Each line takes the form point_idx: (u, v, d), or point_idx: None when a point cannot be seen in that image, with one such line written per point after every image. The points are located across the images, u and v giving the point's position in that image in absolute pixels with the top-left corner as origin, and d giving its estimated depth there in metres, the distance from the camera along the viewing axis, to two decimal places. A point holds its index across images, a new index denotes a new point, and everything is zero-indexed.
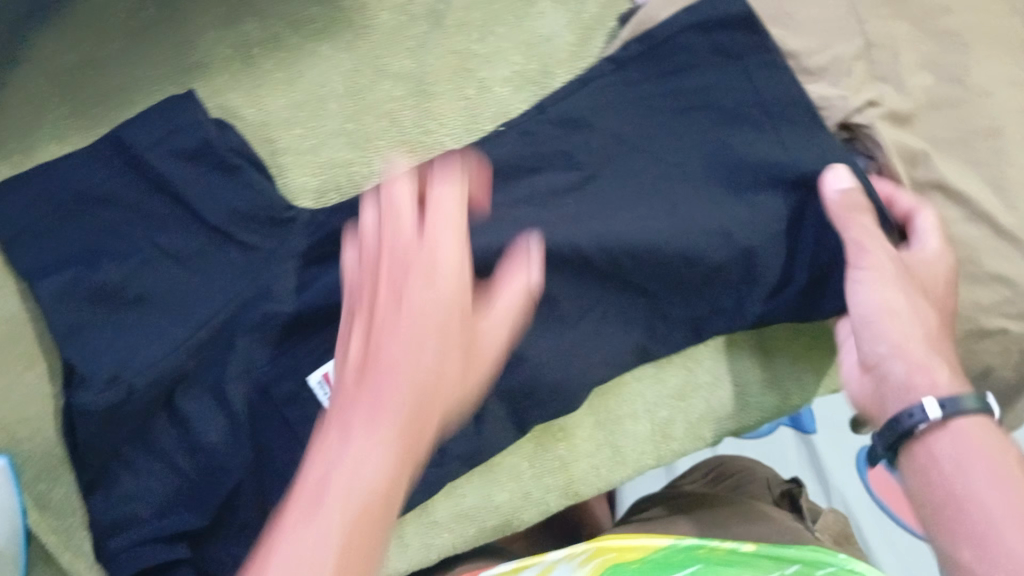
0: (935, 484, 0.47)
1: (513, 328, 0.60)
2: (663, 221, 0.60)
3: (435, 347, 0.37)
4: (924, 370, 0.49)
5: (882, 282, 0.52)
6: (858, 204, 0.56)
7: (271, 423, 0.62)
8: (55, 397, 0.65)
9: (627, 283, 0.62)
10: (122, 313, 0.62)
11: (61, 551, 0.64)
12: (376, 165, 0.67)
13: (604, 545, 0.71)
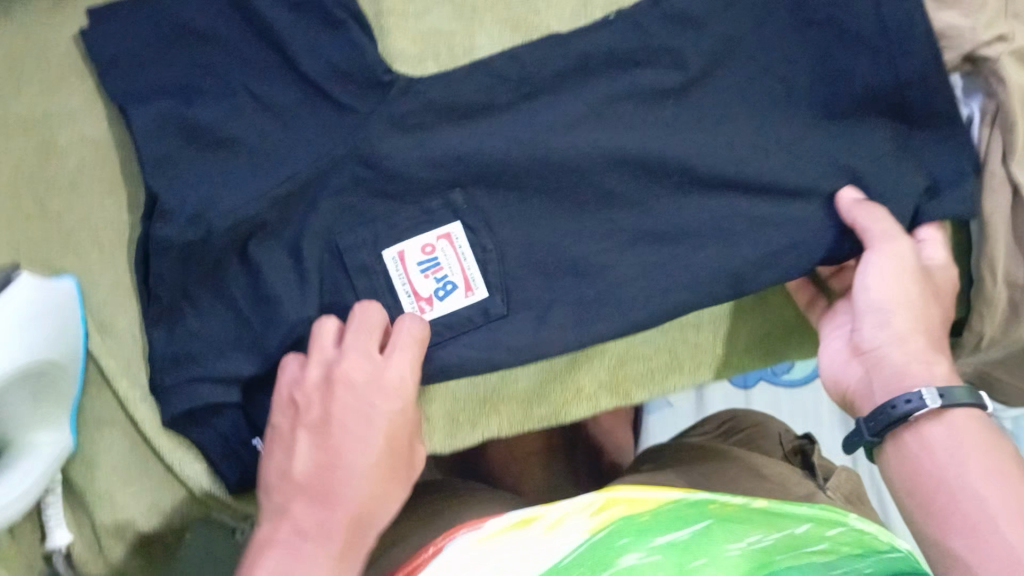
0: (927, 465, 0.51)
1: (584, 236, 0.64)
2: (754, 147, 0.62)
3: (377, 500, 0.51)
4: (925, 366, 0.53)
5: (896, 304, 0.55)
6: (873, 208, 0.58)
7: (342, 287, 0.64)
8: (130, 226, 0.65)
9: (709, 194, 0.63)
10: (210, 155, 0.63)
11: (119, 380, 0.64)
12: (478, 39, 0.65)
13: (618, 491, 0.50)
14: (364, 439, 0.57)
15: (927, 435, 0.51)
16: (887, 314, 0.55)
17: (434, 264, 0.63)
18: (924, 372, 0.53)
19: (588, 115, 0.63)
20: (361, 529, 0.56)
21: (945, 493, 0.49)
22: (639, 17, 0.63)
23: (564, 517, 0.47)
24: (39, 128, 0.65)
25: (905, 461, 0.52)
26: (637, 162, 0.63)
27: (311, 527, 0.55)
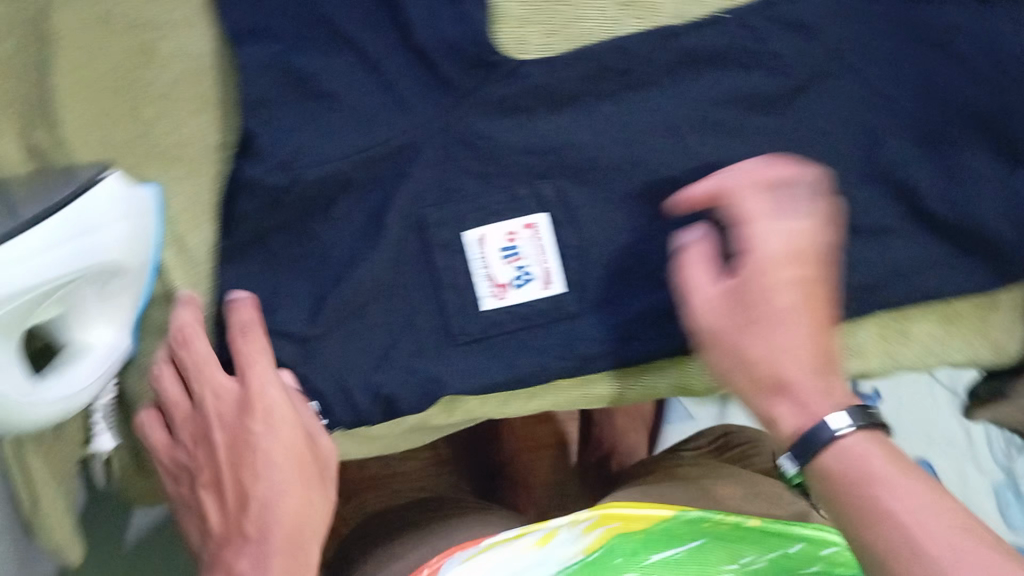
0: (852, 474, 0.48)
1: (663, 239, 0.65)
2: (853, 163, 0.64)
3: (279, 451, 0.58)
4: (820, 379, 0.55)
5: (796, 326, 0.56)
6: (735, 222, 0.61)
7: (420, 257, 0.65)
8: (220, 146, 0.66)
9: None
10: (308, 104, 0.63)
11: (184, 299, 0.65)
12: (586, 11, 0.64)
13: (615, 507, 0.62)
14: (270, 446, 0.58)
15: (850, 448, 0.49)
16: (716, 360, 0.59)
17: (516, 253, 0.65)
18: (787, 394, 0.55)
19: (691, 116, 0.64)
20: (303, 535, 0.57)
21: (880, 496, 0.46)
22: (751, 18, 0.63)
23: (564, 535, 0.59)
24: (142, 35, 0.64)
25: (834, 472, 0.49)
26: (732, 169, 0.64)
27: (255, 512, 0.56)
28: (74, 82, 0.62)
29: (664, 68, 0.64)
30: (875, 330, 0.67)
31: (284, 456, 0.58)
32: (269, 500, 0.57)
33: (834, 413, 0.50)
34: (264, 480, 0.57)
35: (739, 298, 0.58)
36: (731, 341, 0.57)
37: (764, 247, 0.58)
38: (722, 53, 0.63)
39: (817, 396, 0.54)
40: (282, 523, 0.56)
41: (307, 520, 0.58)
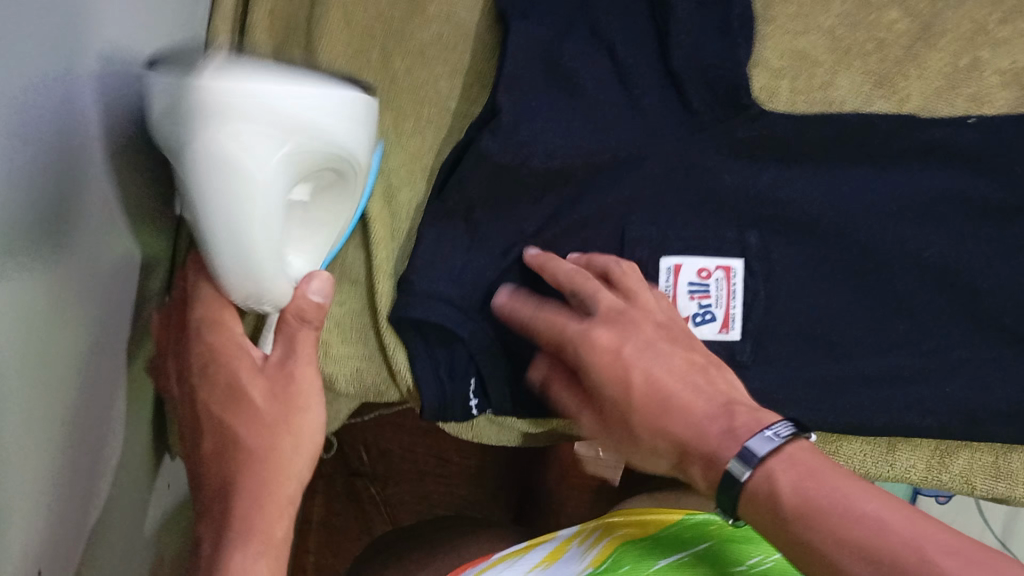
0: (788, 502, 0.45)
1: (852, 316, 0.65)
2: None
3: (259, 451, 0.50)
4: (722, 416, 0.51)
5: (687, 388, 0.54)
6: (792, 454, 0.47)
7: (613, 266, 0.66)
8: (455, 114, 0.68)
9: (995, 321, 0.64)
10: (557, 95, 0.63)
11: (379, 248, 0.64)
12: (839, 80, 0.65)
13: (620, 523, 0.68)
14: (266, 403, 0.51)
15: (773, 471, 0.47)
16: (621, 387, 0.55)
17: (705, 290, 0.65)
18: (694, 455, 0.51)
19: (913, 205, 0.65)
20: (269, 498, 0.49)
21: (814, 526, 0.44)
22: (996, 126, 0.64)
23: (571, 552, 0.64)
24: None
25: (753, 507, 0.47)
26: (939, 268, 0.64)
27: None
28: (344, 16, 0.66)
29: (898, 151, 0.65)
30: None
31: (263, 458, 0.50)
32: (247, 493, 0.49)
33: (739, 449, 0.48)
34: (274, 474, 0.50)
35: (620, 322, 0.58)
36: (635, 421, 0.55)
37: (607, 299, 0.59)
38: (959, 151, 0.64)
39: (723, 421, 0.51)
40: (258, 502, 0.49)
41: (267, 539, 0.48)
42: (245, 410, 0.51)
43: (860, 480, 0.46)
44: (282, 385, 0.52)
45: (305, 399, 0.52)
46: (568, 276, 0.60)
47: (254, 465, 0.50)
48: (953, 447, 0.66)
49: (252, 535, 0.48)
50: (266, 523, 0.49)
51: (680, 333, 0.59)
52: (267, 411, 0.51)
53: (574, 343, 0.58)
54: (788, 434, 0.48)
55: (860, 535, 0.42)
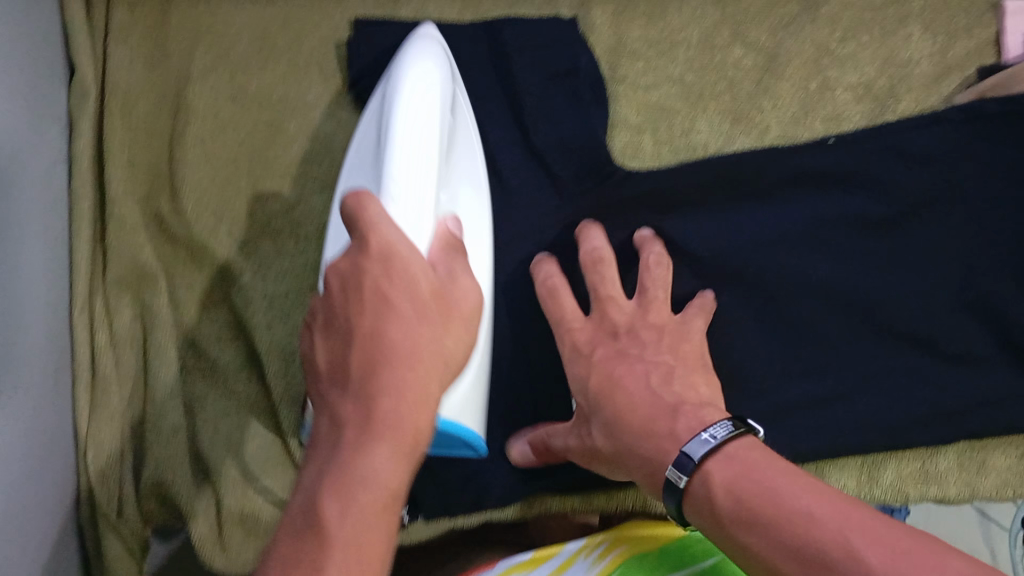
0: (722, 505, 0.45)
1: (761, 349, 0.64)
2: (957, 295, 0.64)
3: (405, 290, 0.41)
4: (666, 415, 0.51)
5: (643, 388, 0.54)
6: (734, 463, 0.46)
7: (511, 342, 0.63)
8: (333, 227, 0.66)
9: (894, 327, 0.64)
10: None
11: (276, 381, 0.64)
12: (698, 124, 0.67)
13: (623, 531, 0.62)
14: (402, 289, 0.41)
15: (708, 473, 0.47)
16: (582, 389, 0.56)
17: None
18: (635, 454, 0.51)
19: (792, 231, 0.65)
20: (415, 437, 0.39)
21: (751, 530, 0.44)
22: (858, 143, 0.65)
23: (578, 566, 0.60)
24: (271, 112, 0.67)
25: (694, 510, 0.48)
26: (832, 289, 0.64)
27: (352, 415, 0.40)
28: (204, 151, 0.66)
29: (770, 184, 0.66)
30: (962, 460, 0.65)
31: (419, 314, 0.41)
32: (376, 411, 0.39)
33: (676, 456, 0.48)
34: (403, 349, 0.40)
35: (605, 336, 0.58)
36: (594, 420, 0.55)
37: (608, 304, 0.60)
38: (828, 173, 0.65)
39: (665, 421, 0.51)
40: (404, 413, 0.39)
41: (428, 410, 0.40)
42: (382, 377, 0.40)
43: (785, 463, 0.46)
44: (401, 285, 0.41)
45: (398, 331, 0.40)
46: (594, 247, 0.62)
47: (394, 259, 0.42)
48: (878, 459, 0.65)
49: (396, 362, 0.40)
50: (459, 312, 0.44)
51: (668, 332, 0.59)
52: (391, 259, 0.42)
53: (564, 343, 0.59)
54: (725, 433, 0.47)
55: (792, 537, 0.42)
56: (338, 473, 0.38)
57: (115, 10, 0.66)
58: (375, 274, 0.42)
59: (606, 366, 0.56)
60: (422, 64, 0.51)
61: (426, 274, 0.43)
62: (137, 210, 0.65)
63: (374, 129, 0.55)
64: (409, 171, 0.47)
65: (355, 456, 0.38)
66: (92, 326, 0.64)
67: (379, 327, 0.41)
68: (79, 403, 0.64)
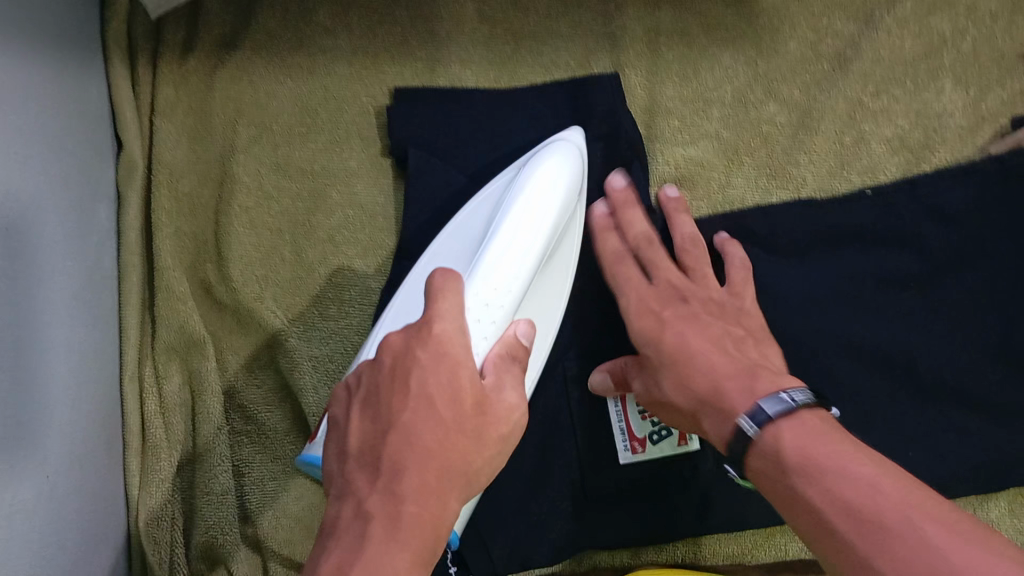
0: (788, 463, 0.47)
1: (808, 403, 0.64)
2: (1001, 345, 0.64)
3: (448, 397, 0.43)
4: (742, 374, 0.53)
5: (717, 348, 0.56)
6: (803, 427, 0.47)
7: (558, 402, 0.65)
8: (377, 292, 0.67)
9: (940, 378, 0.64)
10: None
11: None
12: (735, 180, 0.68)
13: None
14: (443, 397, 0.43)
15: (779, 429, 0.48)
16: (654, 347, 0.57)
17: None
18: (711, 409, 0.53)
19: (833, 285, 0.65)
20: (427, 540, 0.40)
21: (816, 484, 0.45)
22: (894, 197, 0.66)
23: None
24: (315, 181, 0.68)
25: (758, 459, 0.49)
26: (877, 342, 0.64)
27: (380, 507, 0.40)
28: (251, 221, 0.67)
29: (810, 239, 0.66)
30: (1010, 507, 0.66)
31: (455, 437, 0.42)
32: (393, 509, 0.40)
33: (751, 407, 0.50)
34: (427, 456, 0.41)
35: (673, 297, 0.60)
36: (666, 382, 0.56)
37: (668, 272, 0.61)
38: (866, 227, 0.66)
39: (742, 382, 0.52)
40: (418, 526, 0.40)
41: (440, 524, 0.41)
42: (410, 481, 0.41)
43: (853, 443, 0.46)
44: (446, 397, 0.43)
45: (433, 446, 0.42)
46: (641, 230, 0.63)
47: (447, 360, 0.43)
48: None
49: (425, 463, 0.41)
50: (496, 433, 0.44)
51: (727, 306, 0.60)
52: (442, 364, 0.43)
53: (631, 308, 0.60)
54: (803, 399, 0.49)
55: (857, 501, 0.42)
56: (362, 556, 0.38)
57: (160, 87, 0.68)
58: (419, 385, 0.43)
59: (676, 321, 0.58)
60: (545, 185, 0.56)
61: (471, 380, 0.44)
62: (186, 280, 0.66)
63: (485, 218, 0.59)
64: (500, 277, 0.52)
65: (377, 547, 0.39)
66: (140, 393, 0.64)
67: (416, 425, 0.42)
68: (130, 470, 0.63)
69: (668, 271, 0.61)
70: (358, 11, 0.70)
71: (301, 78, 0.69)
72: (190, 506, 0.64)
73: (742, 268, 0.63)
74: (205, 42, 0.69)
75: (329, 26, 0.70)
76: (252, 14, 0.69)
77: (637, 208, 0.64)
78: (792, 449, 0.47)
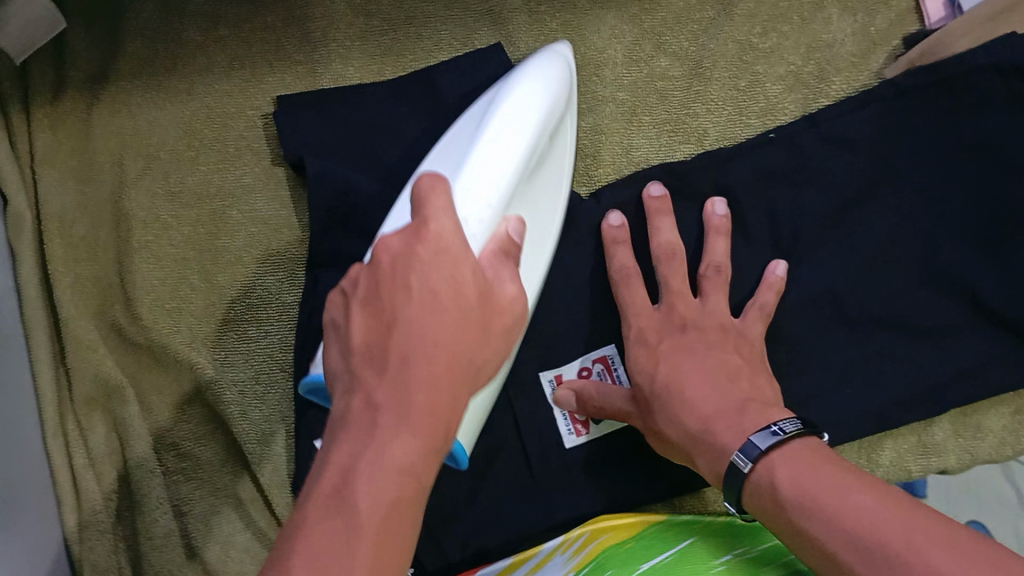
0: (786, 495, 0.45)
1: None
2: (921, 266, 0.64)
3: (449, 288, 0.38)
4: (735, 410, 0.51)
5: (709, 383, 0.54)
6: (800, 461, 0.45)
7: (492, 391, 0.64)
8: (293, 305, 0.65)
9: (867, 308, 0.64)
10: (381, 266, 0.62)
11: (263, 467, 0.64)
12: (637, 139, 0.67)
13: (602, 522, 0.61)
14: (449, 285, 0.38)
15: (772, 462, 0.46)
16: (648, 377, 0.57)
17: None
18: (704, 445, 0.52)
19: (748, 232, 0.65)
20: (442, 436, 0.37)
21: (814, 516, 0.42)
22: (797, 134, 0.65)
23: (555, 561, 0.58)
24: (211, 204, 0.66)
25: (759, 499, 0.47)
26: (799, 281, 0.64)
27: (389, 397, 0.36)
28: (151, 253, 0.65)
29: (719, 187, 0.65)
30: (954, 425, 0.65)
31: (464, 326, 0.38)
32: (398, 394, 0.36)
33: (743, 443, 0.49)
34: (442, 340, 0.37)
35: (674, 328, 0.59)
36: (657, 413, 0.56)
37: (676, 297, 0.60)
38: (772, 168, 0.65)
39: (728, 416, 0.51)
40: (433, 411, 0.36)
41: (450, 417, 0.37)
42: (419, 361, 0.37)
43: (850, 470, 0.44)
44: (445, 282, 0.38)
45: (443, 329, 0.37)
46: (665, 239, 0.62)
47: (428, 289, 0.38)
48: (876, 439, 0.65)
49: (432, 348, 0.37)
50: (499, 329, 0.40)
51: (731, 331, 0.59)
52: (437, 258, 0.39)
53: (630, 335, 0.60)
54: (794, 429, 0.47)
55: (854, 529, 0.40)
56: (370, 447, 0.35)
57: (37, 134, 0.66)
58: (420, 263, 0.39)
59: (672, 358, 0.57)
60: (533, 88, 0.54)
61: (473, 276, 0.39)
62: (93, 324, 0.64)
63: (473, 120, 0.55)
64: (489, 179, 0.49)
65: (390, 437, 0.35)
66: (66, 449, 0.62)
67: (421, 322, 0.37)
68: (66, 526, 0.61)
69: (683, 296, 0.61)
70: (229, 22, 0.68)
71: (181, 99, 0.67)
72: (135, 552, 0.63)
73: (757, 308, 0.61)
74: (76, 77, 0.67)
75: (200, 43, 0.68)
76: (120, 40, 0.67)
77: (669, 218, 0.63)
78: (788, 479, 0.45)
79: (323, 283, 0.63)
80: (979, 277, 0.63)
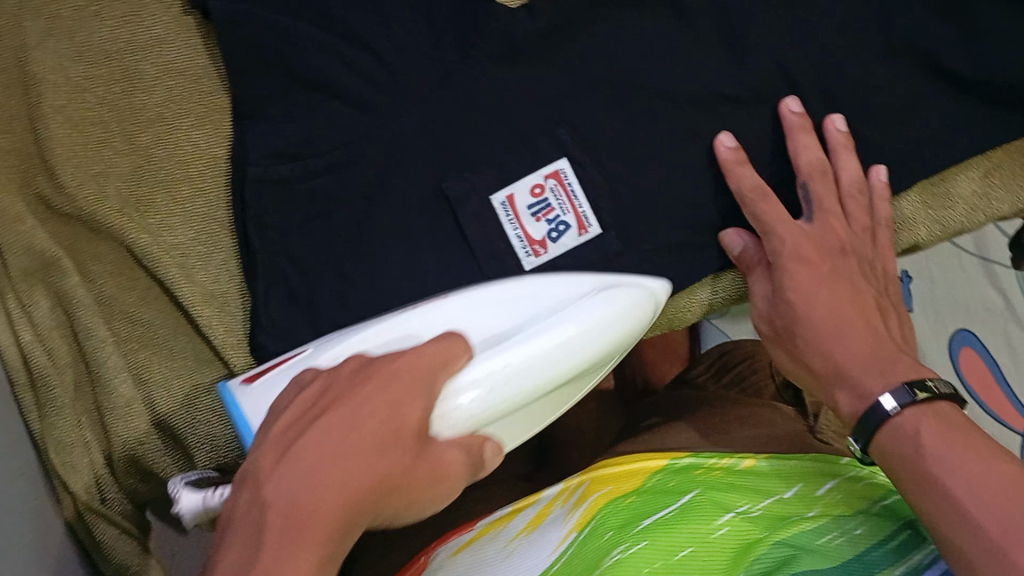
0: (921, 442, 0.48)
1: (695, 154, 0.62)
2: (873, 37, 0.61)
3: (387, 427, 0.41)
4: (887, 354, 0.53)
5: (857, 315, 0.55)
6: (936, 420, 0.49)
7: (445, 223, 0.61)
8: (223, 158, 0.64)
9: (817, 91, 0.62)
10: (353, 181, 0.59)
11: (216, 327, 0.62)
12: None
13: (602, 471, 0.62)
14: (375, 408, 0.42)
15: (919, 417, 0.49)
16: (803, 297, 0.56)
17: (545, 206, 0.61)
18: (849, 380, 0.53)
19: (690, 22, 0.62)
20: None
21: (942, 469, 0.46)
22: None
23: (555, 514, 0.61)
24: (124, 60, 0.62)
25: (891, 444, 0.50)
26: (749, 68, 0.61)
27: (304, 445, 0.40)
28: (68, 118, 0.60)
29: None
30: (923, 196, 0.65)
31: (385, 443, 0.41)
32: (285, 476, 0.39)
33: (893, 387, 0.51)
34: (329, 461, 0.39)
35: (831, 250, 0.58)
36: (806, 340, 0.56)
37: (830, 218, 0.60)
38: None
39: (890, 357, 0.53)
40: (300, 512, 0.38)
41: (342, 500, 0.39)
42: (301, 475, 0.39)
43: (989, 443, 0.47)
44: (385, 410, 0.42)
45: (338, 453, 0.40)
46: (850, 178, 0.61)
47: (395, 375, 0.44)
48: None
49: (328, 465, 0.39)
50: (416, 479, 0.43)
51: (873, 265, 0.61)
52: (385, 370, 0.44)
53: (782, 250, 0.58)
54: (945, 391, 0.50)
55: (973, 483, 0.45)
56: (263, 556, 0.37)
57: None
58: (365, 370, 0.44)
59: (815, 277, 0.57)
60: (600, 307, 0.55)
61: (415, 408, 0.43)
62: (18, 198, 0.59)
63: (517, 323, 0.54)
64: (518, 369, 0.51)
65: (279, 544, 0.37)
66: (10, 327, 0.59)
67: (343, 421, 0.41)
68: (25, 406, 0.60)
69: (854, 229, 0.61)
70: None
71: None
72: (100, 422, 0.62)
73: (885, 225, 0.62)
74: None
75: None
76: None
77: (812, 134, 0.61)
78: (924, 434, 0.48)
79: (255, 130, 0.60)
80: (935, 41, 0.61)
